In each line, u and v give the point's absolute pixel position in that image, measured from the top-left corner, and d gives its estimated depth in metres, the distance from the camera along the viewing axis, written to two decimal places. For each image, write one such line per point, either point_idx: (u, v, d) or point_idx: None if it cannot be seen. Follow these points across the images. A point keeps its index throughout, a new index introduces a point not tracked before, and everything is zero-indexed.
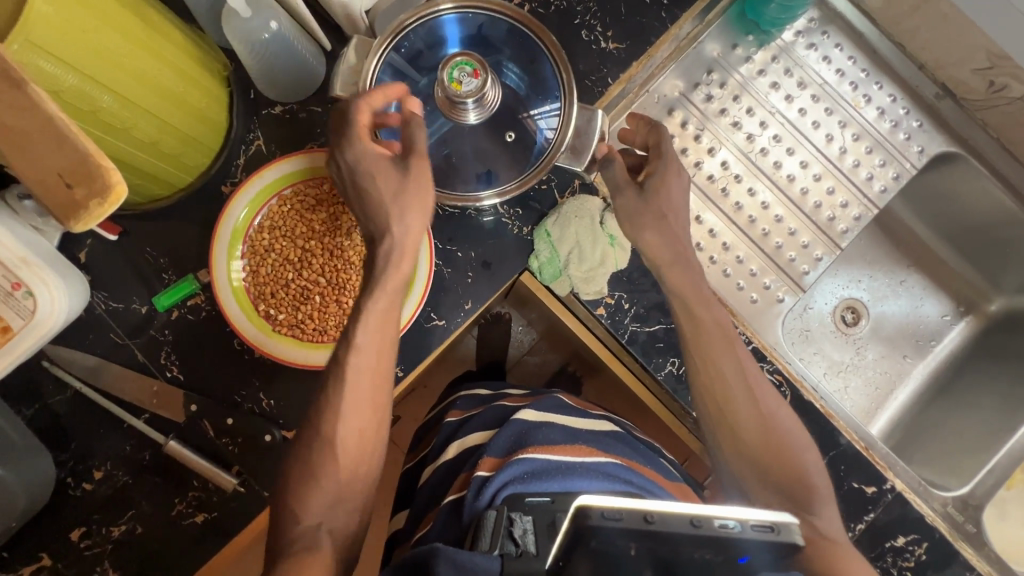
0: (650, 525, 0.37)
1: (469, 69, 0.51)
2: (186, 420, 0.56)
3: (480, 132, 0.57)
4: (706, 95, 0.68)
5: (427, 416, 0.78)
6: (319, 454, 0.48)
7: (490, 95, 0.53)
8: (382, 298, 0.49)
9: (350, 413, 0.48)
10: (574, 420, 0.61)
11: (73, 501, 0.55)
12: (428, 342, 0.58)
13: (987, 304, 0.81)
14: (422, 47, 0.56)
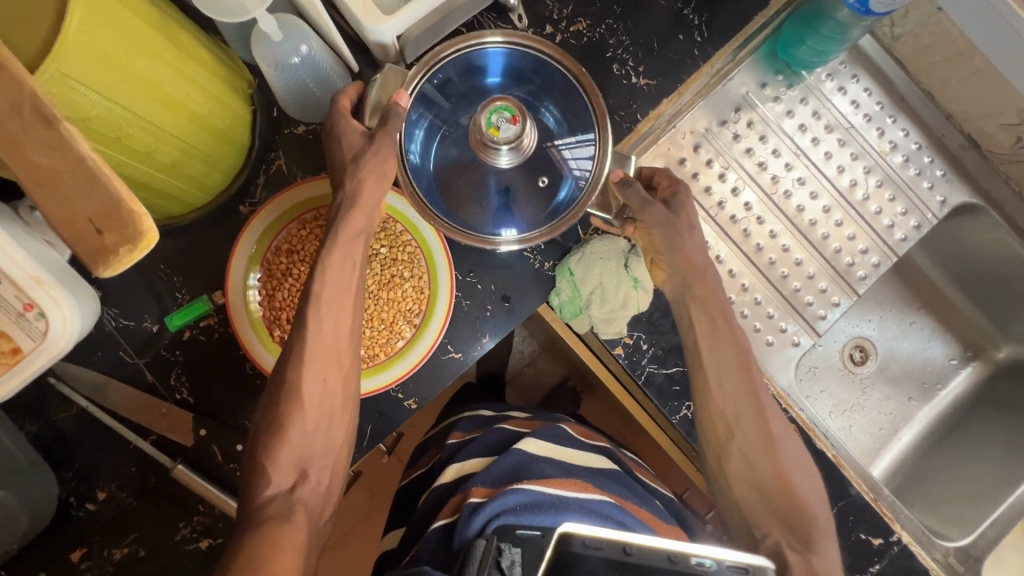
0: (630, 557, 0.39)
1: (507, 114, 0.53)
2: (194, 444, 0.55)
3: (511, 171, 0.57)
4: (732, 133, 0.67)
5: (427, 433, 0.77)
6: (285, 407, 0.47)
7: (527, 140, 0.55)
8: (342, 244, 0.49)
9: (311, 360, 0.48)
10: (578, 455, 0.61)
11: (75, 521, 0.54)
12: (444, 375, 0.58)
13: (995, 351, 0.82)
14: (455, 77, 0.56)
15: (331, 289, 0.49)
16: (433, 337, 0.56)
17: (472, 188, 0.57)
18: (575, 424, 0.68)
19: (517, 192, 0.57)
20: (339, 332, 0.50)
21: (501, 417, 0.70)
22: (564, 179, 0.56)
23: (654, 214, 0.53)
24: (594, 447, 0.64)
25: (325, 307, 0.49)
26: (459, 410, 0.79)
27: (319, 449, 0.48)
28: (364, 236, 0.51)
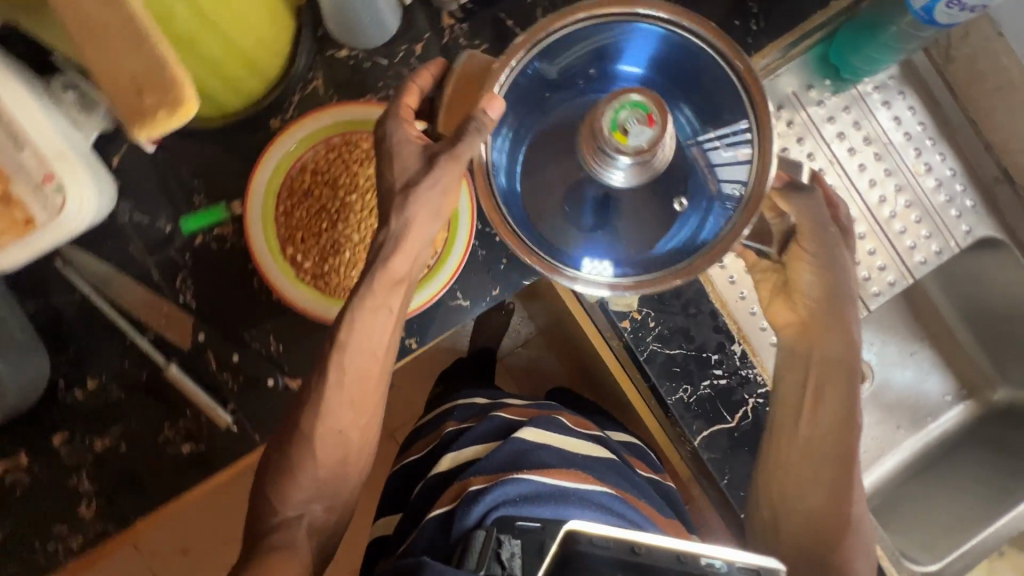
0: (637, 556, 0.43)
1: (641, 114, 0.41)
2: (191, 348, 0.55)
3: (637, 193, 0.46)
4: (770, 130, 0.66)
5: (421, 420, 0.75)
6: (297, 448, 0.46)
7: (663, 152, 0.42)
8: (372, 293, 0.45)
9: (327, 407, 0.46)
10: (577, 444, 0.60)
11: (63, 405, 0.54)
12: (448, 320, 0.58)
13: (990, 393, 0.82)
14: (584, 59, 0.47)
15: (355, 337, 0.46)
16: (445, 280, 0.55)
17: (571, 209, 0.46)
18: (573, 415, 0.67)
19: (626, 220, 0.47)
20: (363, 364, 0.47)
21: (497, 402, 0.69)
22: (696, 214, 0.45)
23: (822, 236, 0.49)
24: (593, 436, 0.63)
25: (347, 356, 0.46)
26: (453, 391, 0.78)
27: (331, 487, 0.48)
28: (399, 279, 0.46)
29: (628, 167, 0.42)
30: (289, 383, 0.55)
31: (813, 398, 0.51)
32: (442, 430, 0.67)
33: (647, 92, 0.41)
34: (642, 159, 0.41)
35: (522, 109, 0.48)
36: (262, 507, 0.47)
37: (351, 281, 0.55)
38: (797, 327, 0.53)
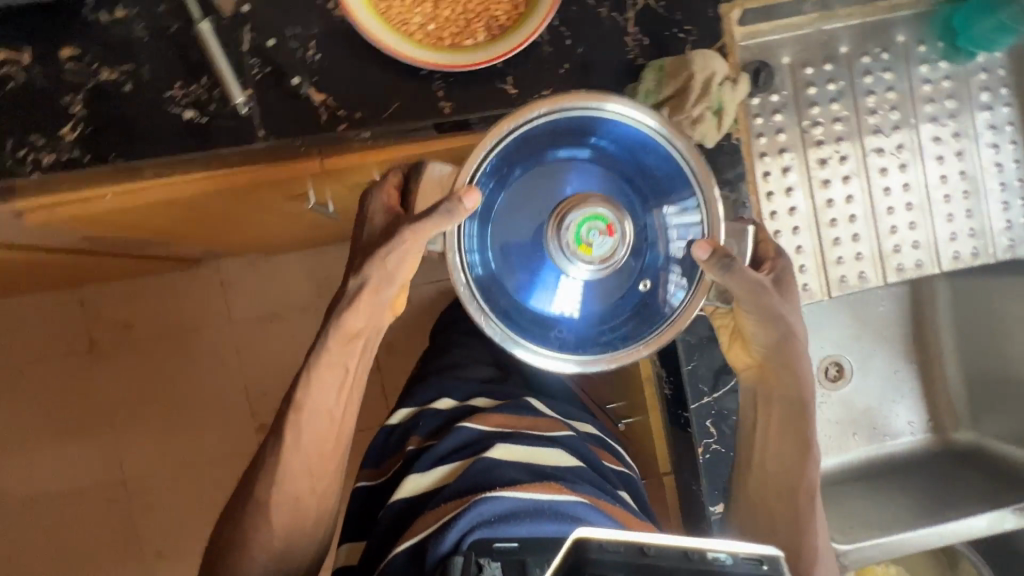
0: (646, 556, 0.37)
1: (602, 226, 0.47)
2: (231, 20, 0.52)
3: (606, 280, 0.50)
4: (865, 69, 0.64)
5: (386, 425, 0.74)
6: (252, 523, 0.55)
7: (622, 257, 0.49)
8: (314, 394, 0.55)
9: (277, 482, 0.55)
10: (543, 454, 0.61)
11: (83, 21, 0.52)
12: (490, 102, 0.55)
13: (953, 433, 0.82)
14: (547, 130, 0.49)
15: (309, 402, 0.55)
16: (511, 45, 0.52)
17: (540, 284, 0.50)
18: (542, 417, 0.68)
19: (594, 293, 0.50)
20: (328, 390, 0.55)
21: (461, 410, 0.69)
22: (646, 302, 0.51)
23: (765, 306, 0.51)
24: (554, 439, 0.64)
25: (300, 434, 0.55)
26: (425, 376, 0.79)
27: (294, 542, 0.57)
28: (352, 339, 0.54)
29: (594, 268, 0.48)
30: (312, 93, 0.53)
31: (788, 414, 0.55)
32: (405, 447, 0.67)
33: (609, 206, 0.48)
34: (605, 266, 0.48)
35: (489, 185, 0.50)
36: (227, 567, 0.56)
37: (414, 18, 0.53)
38: (753, 370, 0.56)
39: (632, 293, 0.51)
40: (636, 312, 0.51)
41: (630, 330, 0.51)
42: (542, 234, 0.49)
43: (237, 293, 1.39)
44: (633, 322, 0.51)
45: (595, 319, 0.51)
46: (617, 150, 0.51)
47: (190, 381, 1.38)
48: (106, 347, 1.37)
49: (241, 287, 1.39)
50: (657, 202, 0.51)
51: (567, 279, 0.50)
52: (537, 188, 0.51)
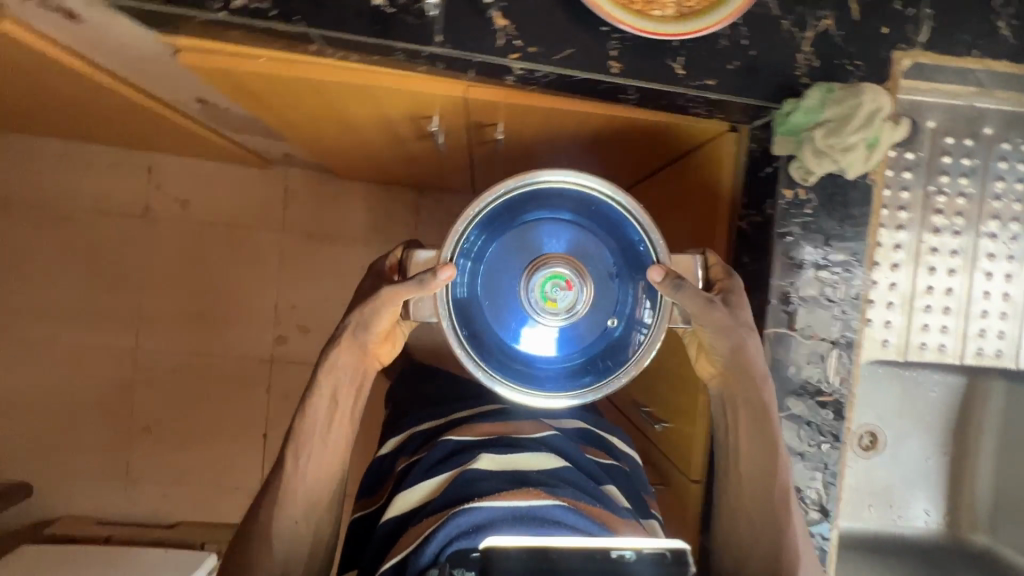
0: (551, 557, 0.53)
1: (562, 282, 0.64)
2: None
3: (581, 317, 0.66)
4: (1003, 154, 0.65)
5: (377, 459, 0.90)
6: (261, 544, 0.70)
7: (582, 304, 0.65)
8: (314, 428, 0.72)
9: (285, 503, 0.71)
10: (528, 462, 0.73)
11: None
12: (655, 78, 0.57)
13: (967, 532, 0.83)
14: (512, 206, 0.64)
15: (309, 433, 0.73)
16: (696, 28, 0.53)
17: (527, 332, 0.66)
18: (524, 424, 0.81)
19: (574, 327, 0.66)
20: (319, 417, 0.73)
21: (443, 423, 0.85)
22: (615, 336, 0.66)
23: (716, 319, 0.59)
24: (534, 445, 0.77)
25: (300, 460, 0.72)
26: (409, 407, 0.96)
27: (296, 554, 0.72)
28: (351, 369, 0.73)
29: (561, 318, 0.65)
30: (496, 17, 0.55)
31: (755, 424, 0.63)
32: (397, 467, 0.82)
33: (564, 265, 0.65)
34: (572, 312, 0.65)
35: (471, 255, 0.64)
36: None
37: None
38: (719, 378, 0.64)
39: (603, 333, 0.66)
40: (608, 348, 0.66)
41: (604, 364, 0.65)
42: (520, 290, 0.66)
43: (297, 204, 1.41)
44: (605, 359, 0.65)
45: (571, 358, 0.67)
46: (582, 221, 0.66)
47: (228, 274, 1.41)
48: (160, 218, 1.40)
49: (302, 199, 1.41)
50: (616, 259, 0.66)
51: (540, 325, 0.66)
52: (510, 253, 0.66)
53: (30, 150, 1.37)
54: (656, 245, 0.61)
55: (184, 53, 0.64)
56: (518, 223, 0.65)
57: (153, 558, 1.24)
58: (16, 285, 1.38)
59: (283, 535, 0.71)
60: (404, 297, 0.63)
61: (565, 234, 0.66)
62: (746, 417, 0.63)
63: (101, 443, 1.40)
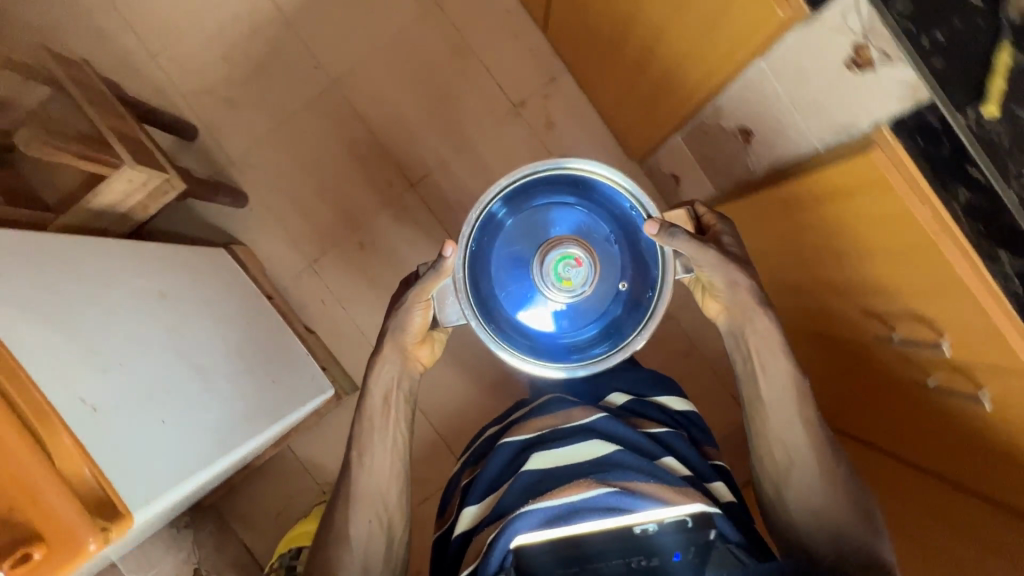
0: (582, 543, 0.73)
1: (571, 260, 0.91)
2: None
3: (602, 283, 0.92)
4: None
5: (448, 489, 1.05)
6: (334, 531, 0.91)
7: (590, 271, 0.91)
8: (374, 455, 0.94)
9: (354, 504, 0.92)
10: (575, 455, 0.83)
11: None
12: None
13: None
14: (521, 195, 0.90)
15: (359, 445, 0.94)
16: None
17: (549, 302, 0.92)
18: (575, 410, 0.91)
19: (598, 287, 0.92)
20: (376, 417, 0.95)
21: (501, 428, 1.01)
22: (627, 298, 0.92)
23: (711, 261, 0.84)
24: (582, 434, 0.87)
25: (359, 461, 0.93)
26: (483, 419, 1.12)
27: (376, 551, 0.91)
28: (389, 375, 0.95)
29: (574, 291, 0.92)
30: None
31: (789, 405, 0.87)
32: (463, 480, 0.98)
33: (574, 248, 0.91)
34: (588, 281, 0.91)
35: (485, 241, 0.91)
36: (326, 557, 0.90)
37: None
38: (722, 310, 0.91)
39: (618, 296, 0.92)
40: (622, 305, 0.92)
41: (619, 320, 0.91)
42: (540, 271, 0.92)
43: None
44: (612, 319, 0.92)
45: (596, 324, 0.93)
46: (579, 209, 0.94)
47: None
48: (523, 116, 1.43)
49: None
50: (610, 218, 0.93)
51: (561, 302, 0.92)
52: (520, 242, 0.94)
53: None
54: (646, 207, 0.87)
55: (878, 148, 0.64)
56: (526, 218, 0.94)
57: (304, 355, 1.22)
58: (382, 61, 1.44)
59: (356, 531, 0.91)
60: (429, 294, 0.87)
61: (566, 213, 0.94)
62: (764, 380, 0.88)
63: (322, 222, 1.44)
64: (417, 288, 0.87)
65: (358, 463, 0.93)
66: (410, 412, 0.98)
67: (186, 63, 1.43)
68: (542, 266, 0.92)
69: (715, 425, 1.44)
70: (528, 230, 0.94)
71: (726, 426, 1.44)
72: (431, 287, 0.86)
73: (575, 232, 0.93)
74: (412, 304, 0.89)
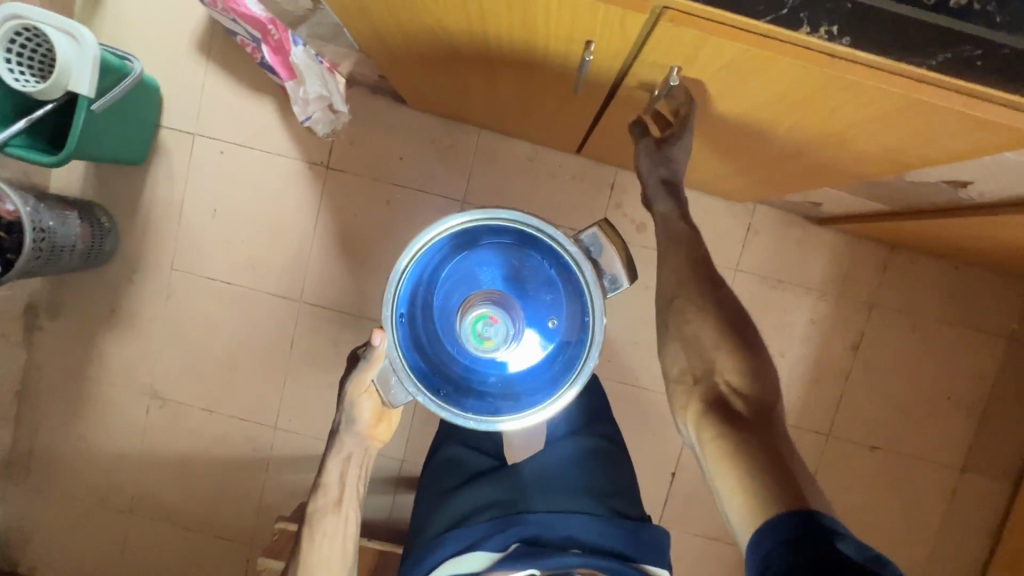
0: None
1: (488, 318, 0.75)
2: None
3: (526, 326, 0.78)
4: None
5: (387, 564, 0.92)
6: None
7: (512, 325, 0.76)
8: (326, 534, 0.85)
9: None
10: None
11: None
12: None
13: None
14: (443, 251, 0.77)
15: (321, 525, 0.85)
16: None
17: (483, 359, 0.78)
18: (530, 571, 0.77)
19: (528, 330, 0.78)
20: (331, 493, 0.86)
21: None
22: (573, 328, 0.77)
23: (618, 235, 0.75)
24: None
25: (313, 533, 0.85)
26: (442, 517, 0.92)
27: None
28: (352, 455, 0.86)
29: (501, 348, 0.77)
30: None
31: None
32: None
33: (497, 300, 0.76)
34: (511, 333, 0.76)
35: (417, 313, 0.78)
36: None
37: None
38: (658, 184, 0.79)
39: (551, 336, 0.78)
40: (564, 348, 0.78)
41: (563, 365, 0.77)
42: (459, 326, 0.77)
43: (756, 246, 1.32)
44: (562, 364, 0.78)
45: (532, 370, 0.79)
46: (514, 259, 0.79)
47: None
48: None
49: (761, 241, 1.31)
50: (537, 255, 0.78)
51: (489, 358, 0.78)
52: (448, 295, 0.79)
53: (491, 150, 1.32)
54: (557, 239, 0.74)
55: None
56: (453, 272, 0.79)
57: None
58: None
59: None
60: (369, 380, 0.78)
61: (497, 258, 0.79)
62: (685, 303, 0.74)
63: None
64: (364, 367, 0.78)
65: (306, 539, 0.85)
66: (360, 494, 0.89)
67: (302, 411, 1.41)
68: (463, 329, 0.76)
69: (984, 365, 1.32)
70: (451, 290, 0.79)
71: (997, 360, 1.32)
72: (368, 374, 0.78)
73: (503, 285, 0.79)
74: (356, 394, 0.81)
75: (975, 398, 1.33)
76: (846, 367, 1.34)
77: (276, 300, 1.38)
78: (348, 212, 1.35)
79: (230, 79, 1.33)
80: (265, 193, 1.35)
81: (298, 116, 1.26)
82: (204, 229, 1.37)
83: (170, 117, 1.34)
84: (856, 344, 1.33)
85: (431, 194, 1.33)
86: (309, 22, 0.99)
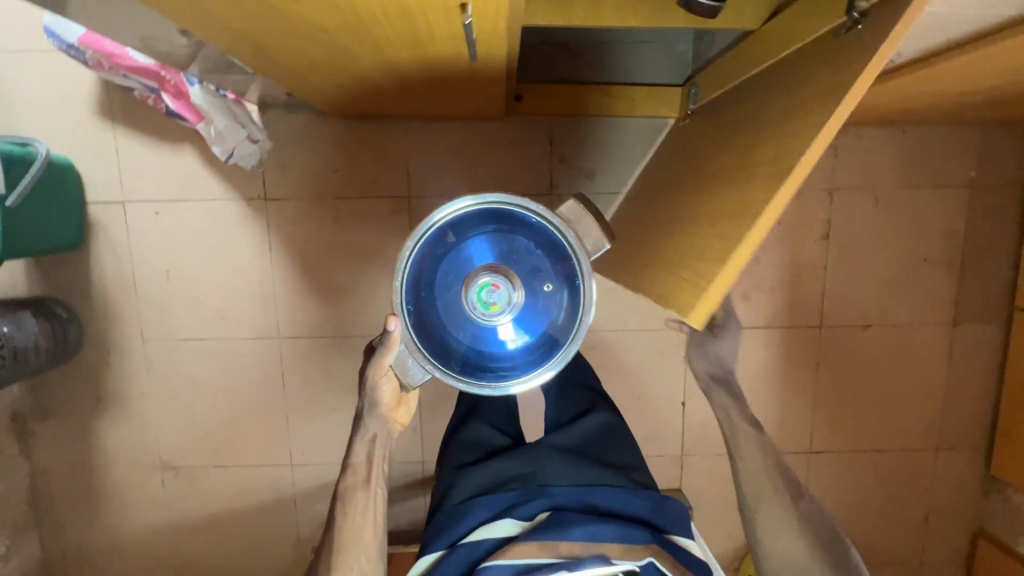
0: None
1: (492, 286, 0.77)
2: None
3: (522, 294, 0.78)
4: None
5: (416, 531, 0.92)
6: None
7: (512, 294, 0.78)
8: (359, 510, 0.87)
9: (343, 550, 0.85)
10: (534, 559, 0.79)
11: None
12: None
13: None
14: (437, 234, 0.75)
15: (353, 498, 0.87)
16: None
17: (489, 330, 0.79)
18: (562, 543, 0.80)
19: (524, 298, 0.78)
20: (360, 472, 0.88)
21: (486, 540, 0.83)
22: (563, 292, 0.77)
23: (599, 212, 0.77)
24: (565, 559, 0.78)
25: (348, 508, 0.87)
26: (462, 484, 0.91)
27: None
28: (380, 436, 0.86)
29: (505, 315, 0.78)
30: None
31: None
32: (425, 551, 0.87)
33: (496, 270, 0.77)
34: (513, 299, 0.77)
35: (422, 294, 0.77)
36: None
37: None
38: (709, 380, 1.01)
39: (545, 301, 0.78)
40: (559, 312, 0.77)
41: (560, 330, 0.77)
42: (464, 300, 0.78)
43: None
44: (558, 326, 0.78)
45: (532, 338, 0.79)
46: (504, 235, 0.78)
47: None
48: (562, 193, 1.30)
49: None
50: (527, 228, 0.76)
51: (495, 329, 0.79)
52: (448, 274, 0.78)
53: (422, 139, 1.29)
54: (548, 216, 0.73)
55: None
56: (448, 253, 0.77)
57: None
58: None
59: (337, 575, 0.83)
60: (385, 365, 0.77)
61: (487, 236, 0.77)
62: (776, 507, 0.91)
63: None
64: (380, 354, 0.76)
65: (338, 518, 0.87)
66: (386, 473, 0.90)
67: (312, 441, 1.41)
68: (469, 301, 0.77)
69: (952, 220, 1.34)
70: (449, 269, 0.78)
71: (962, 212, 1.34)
72: (386, 359, 0.76)
73: (497, 259, 0.78)
74: (376, 377, 0.79)
75: (949, 253, 1.35)
76: (821, 256, 1.35)
77: (257, 340, 1.37)
78: (299, 239, 1.33)
79: (143, 136, 1.28)
80: (217, 237, 1.32)
81: (220, 154, 1.19)
82: (167, 284, 1.34)
83: (95, 187, 1.30)
84: (826, 233, 1.34)
85: (374, 198, 1.31)
86: (198, 59, 0.96)
